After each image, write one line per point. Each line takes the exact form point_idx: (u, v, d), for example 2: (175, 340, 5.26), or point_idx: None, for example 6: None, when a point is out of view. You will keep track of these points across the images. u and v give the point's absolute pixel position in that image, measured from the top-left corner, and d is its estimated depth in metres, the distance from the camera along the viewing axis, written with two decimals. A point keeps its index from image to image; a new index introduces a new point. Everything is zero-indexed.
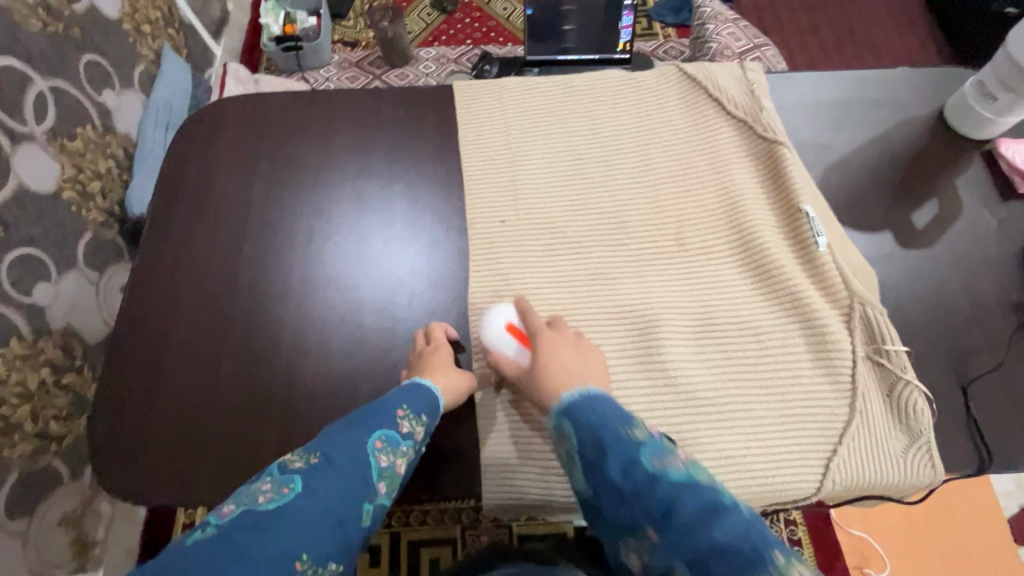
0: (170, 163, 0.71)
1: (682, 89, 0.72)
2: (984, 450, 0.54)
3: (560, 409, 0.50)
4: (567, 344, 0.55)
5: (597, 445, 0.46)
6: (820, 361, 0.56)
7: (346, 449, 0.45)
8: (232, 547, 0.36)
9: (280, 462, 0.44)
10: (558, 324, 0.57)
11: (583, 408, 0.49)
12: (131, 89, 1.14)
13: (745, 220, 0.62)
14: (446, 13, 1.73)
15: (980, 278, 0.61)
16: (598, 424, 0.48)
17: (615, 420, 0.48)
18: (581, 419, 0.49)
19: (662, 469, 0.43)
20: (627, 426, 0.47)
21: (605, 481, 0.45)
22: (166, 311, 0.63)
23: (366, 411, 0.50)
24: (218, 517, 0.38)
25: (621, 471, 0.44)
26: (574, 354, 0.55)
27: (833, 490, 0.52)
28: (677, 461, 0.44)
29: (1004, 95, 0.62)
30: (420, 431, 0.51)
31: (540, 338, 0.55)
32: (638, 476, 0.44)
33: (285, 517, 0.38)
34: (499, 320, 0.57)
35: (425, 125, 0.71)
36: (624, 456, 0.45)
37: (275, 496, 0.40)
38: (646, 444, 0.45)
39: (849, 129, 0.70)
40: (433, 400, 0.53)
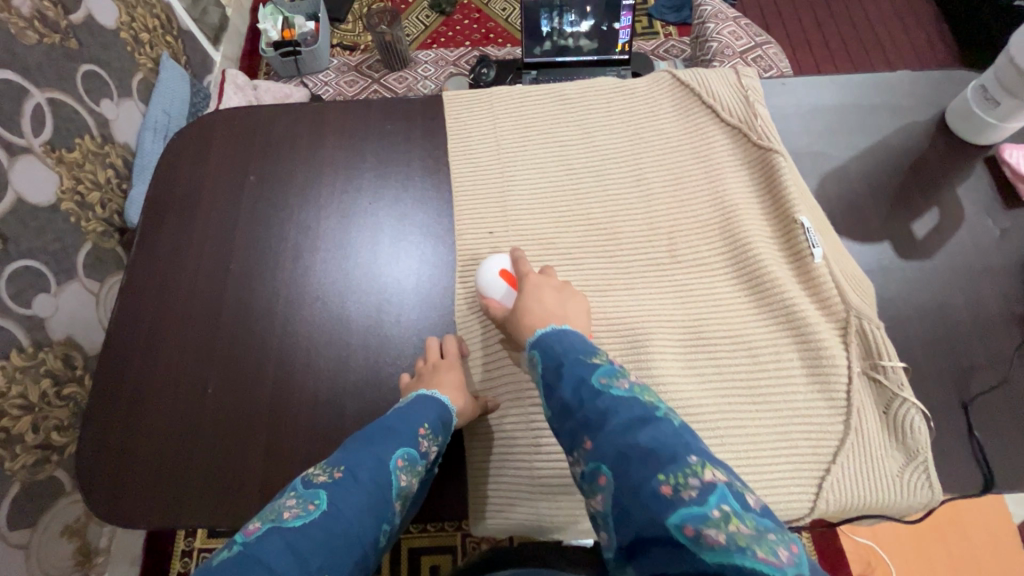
0: (161, 178, 0.71)
1: (674, 95, 0.70)
2: (987, 471, 0.52)
3: (533, 342, 0.51)
4: (551, 288, 0.56)
5: (557, 370, 0.47)
6: (814, 376, 0.55)
7: (368, 466, 0.47)
8: (257, 563, 0.38)
9: (305, 477, 0.46)
10: (547, 272, 0.58)
11: (551, 341, 0.50)
12: (130, 98, 1.14)
13: (737, 230, 0.61)
14: (444, 15, 1.72)
15: (982, 289, 0.60)
16: (562, 352, 0.49)
17: (578, 349, 0.49)
18: (549, 348, 0.49)
19: (608, 386, 0.45)
20: (586, 353, 0.48)
21: (556, 399, 0.46)
22: (156, 329, 0.63)
23: (390, 423, 0.50)
24: (245, 535, 0.41)
25: (573, 389, 0.45)
26: (555, 296, 0.55)
27: (827, 511, 0.51)
28: (625, 382, 0.45)
29: (1007, 100, 0.60)
30: (435, 450, 0.51)
31: (526, 281, 0.56)
32: (585, 392, 0.45)
33: (308, 537, 0.40)
34: (493, 266, 0.59)
35: (414, 137, 0.70)
36: (575, 377, 0.46)
37: (301, 513, 0.42)
38: (601, 367, 0.47)
39: (847, 135, 0.69)
40: (446, 416, 0.53)
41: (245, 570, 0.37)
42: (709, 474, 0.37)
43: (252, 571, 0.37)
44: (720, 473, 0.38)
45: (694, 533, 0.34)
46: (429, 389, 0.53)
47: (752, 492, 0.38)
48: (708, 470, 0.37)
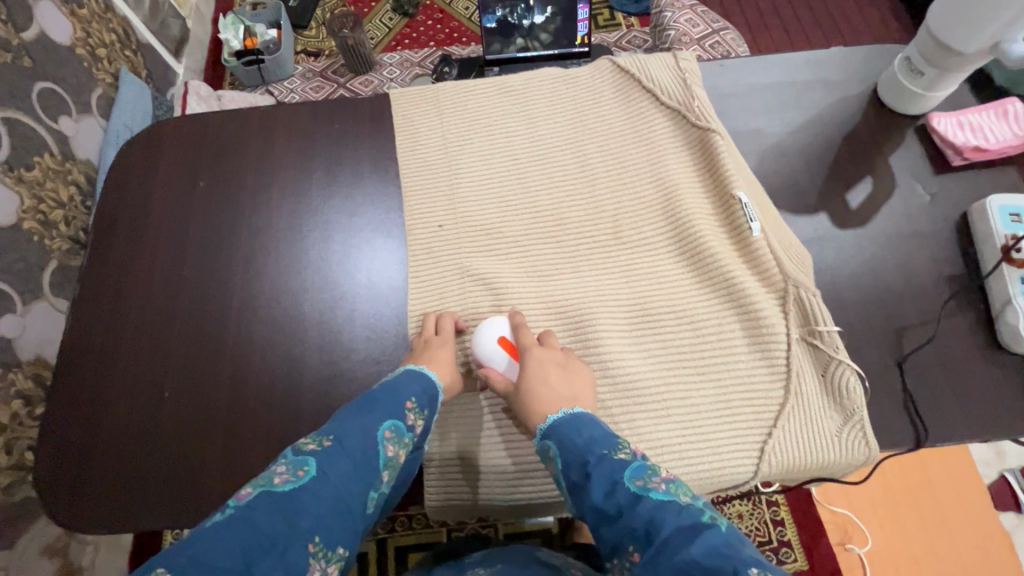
0: (115, 190, 0.71)
1: (616, 83, 0.72)
2: (920, 425, 0.54)
3: (545, 431, 0.52)
4: (555, 363, 0.55)
5: (583, 468, 0.48)
6: (756, 345, 0.56)
7: (357, 436, 0.47)
8: (253, 523, 0.38)
9: (294, 444, 0.46)
10: (547, 340, 0.57)
11: (567, 432, 0.51)
12: (91, 115, 1.13)
13: (679, 209, 0.63)
14: (407, 17, 1.73)
15: (915, 253, 0.62)
16: (585, 447, 0.49)
17: (602, 443, 0.49)
18: (568, 443, 0.50)
19: (645, 489, 0.45)
20: (613, 448, 0.49)
21: (593, 507, 0.46)
22: (114, 339, 0.63)
23: (378, 397, 0.51)
24: (236, 500, 0.40)
25: (606, 494, 0.46)
26: (560, 374, 0.54)
27: (770, 473, 0.52)
28: (660, 482, 0.45)
29: (929, 69, 0.63)
30: (422, 424, 0.52)
31: (527, 354, 0.55)
32: (621, 498, 0.45)
33: (300, 500, 0.41)
34: (490, 334, 0.57)
35: (362, 135, 0.71)
36: (606, 479, 0.47)
37: (291, 478, 0.42)
38: (630, 465, 0.47)
39: (784, 112, 0.71)
40: (432, 391, 0.53)
41: (239, 531, 0.37)
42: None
43: (245, 531, 0.37)
44: None
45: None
46: (418, 365, 0.54)
47: None
48: None
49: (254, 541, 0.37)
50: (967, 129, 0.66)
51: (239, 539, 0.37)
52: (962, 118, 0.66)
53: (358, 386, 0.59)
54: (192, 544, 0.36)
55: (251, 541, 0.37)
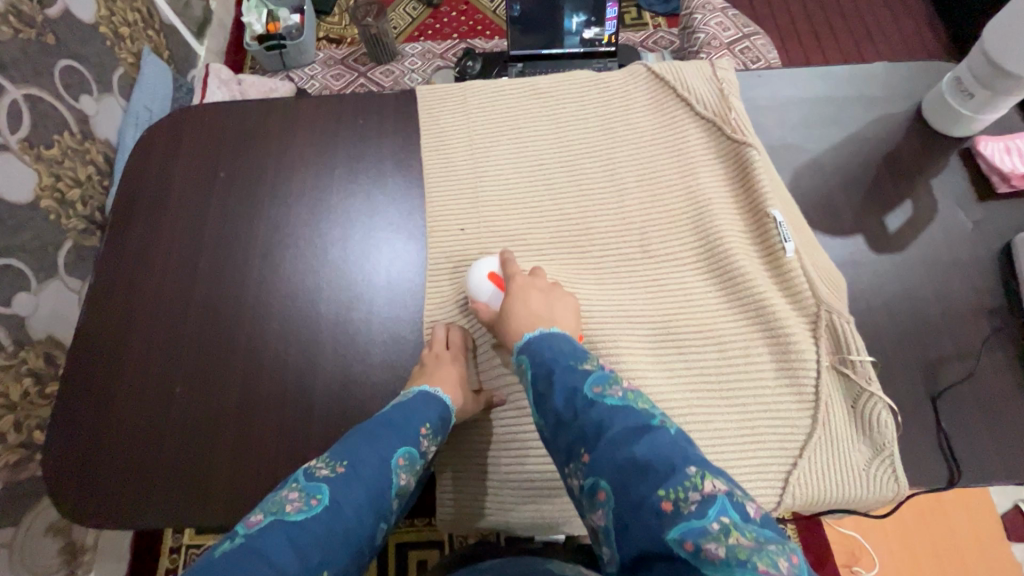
0: (134, 174, 0.70)
1: (649, 89, 0.69)
2: (955, 465, 0.52)
3: (521, 347, 0.51)
4: (537, 289, 0.55)
5: (547, 378, 0.46)
6: (783, 369, 0.54)
7: (372, 462, 0.45)
8: (262, 556, 0.37)
9: (306, 468, 0.45)
10: (537, 274, 0.57)
11: (539, 346, 0.49)
12: (111, 94, 1.12)
13: (709, 224, 0.61)
14: (431, 7, 1.70)
15: (954, 283, 0.60)
16: (551, 359, 0.47)
17: (567, 355, 0.48)
18: (536, 354, 0.49)
19: (602, 395, 0.43)
20: (578, 360, 0.47)
21: (549, 411, 0.44)
22: (128, 327, 0.63)
23: (393, 419, 0.49)
24: (247, 527, 0.40)
25: (565, 399, 0.44)
26: (541, 298, 0.55)
27: (794, 505, 0.51)
28: (618, 389, 0.44)
29: (981, 91, 0.60)
30: (434, 449, 0.51)
31: (513, 283, 0.56)
32: (579, 401, 0.43)
33: (311, 533, 0.40)
34: (481, 269, 0.58)
35: (385, 131, 0.70)
36: (567, 386, 0.44)
37: (303, 507, 0.41)
38: (592, 373, 0.45)
39: (822, 128, 0.68)
40: (445, 416, 0.52)
41: (245, 566, 0.37)
42: (709, 485, 0.35)
43: (254, 566, 0.37)
44: (721, 483, 0.36)
45: (694, 549, 0.33)
46: (433, 387, 0.53)
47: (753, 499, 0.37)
48: (707, 481, 0.36)
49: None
50: (1016, 155, 0.63)
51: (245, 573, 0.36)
52: (1010, 143, 0.63)
53: (372, 391, 0.57)
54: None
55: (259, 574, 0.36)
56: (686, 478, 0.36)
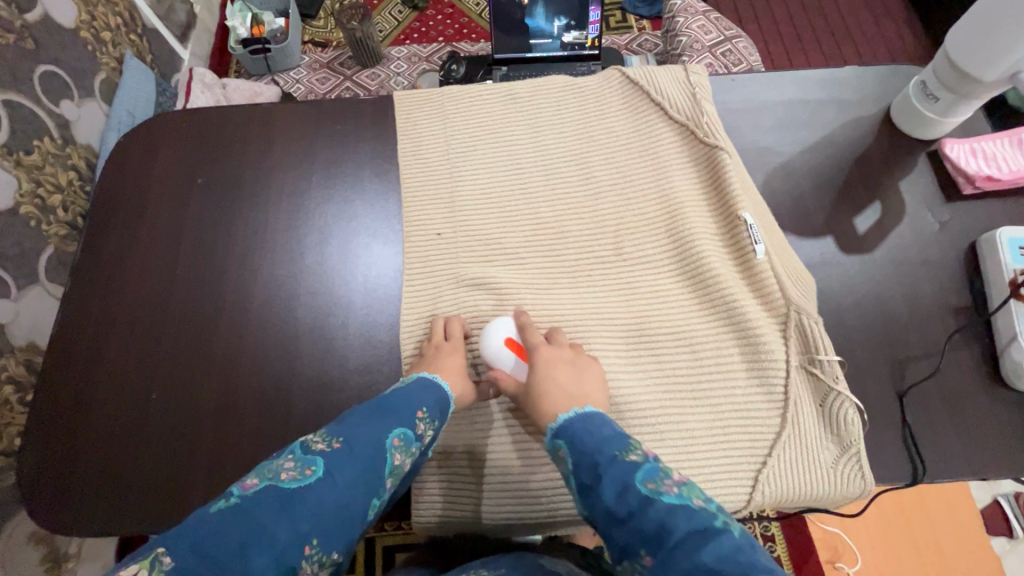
0: (111, 180, 0.70)
1: (624, 94, 0.70)
2: (919, 461, 0.53)
3: (556, 430, 0.51)
4: (563, 361, 0.54)
5: (593, 469, 0.46)
6: (754, 369, 0.55)
7: (366, 440, 0.47)
8: (256, 517, 0.39)
9: (303, 442, 0.46)
10: (556, 338, 0.56)
11: (578, 430, 0.49)
12: (93, 99, 1.12)
13: (682, 228, 0.62)
14: (417, 11, 1.70)
15: (921, 282, 0.61)
16: (595, 448, 0.48)
17: (611, 443, 0.48)
18: (577, 441, 0.49)
19: (657, 492, 0.44)
20: (623, 449, 0.47)
21: (600, 507, 0.45)
22: (105, 334, 0.63)
23: (391, 402, 0.50)
24: (242, 489, 0.41)
25: (617, 495, 0.44)
26: (570, 372, 0.53)
27: (763, 502, 0.52)
28: (672, 485, 0.44)
29: (945, 95, 0.61)
30: (431, 434, 0.51)
31: (537, 355, 0.54)
32: (633, 499, 0.44)
33: (301, 503, 0.41)
34: (496, 336, 0.56)
35: (363, 136, 0.70)
36: (617, 480, 0.45)
37: (297, 477, 0.43)
38: (640, 467, 0.46)
39: (794, 131, 0.69)
40: (444, 401, 0.53)
41: (238, 527, 0.38)
42: None
43: (243, 528, 0.38)
44: None
45: None
46: (432, 373, 0.54)
47: None
48: None
49: (254, 536, 0.38)
50: (980, 157, 0.64)
51: (239, 534, 0.38)
52: (975, 145, 0.65)
53: (349, 395, 0.58)
54: (191, 534, 0.37)
55: (250, 535, 0.38)
56: None
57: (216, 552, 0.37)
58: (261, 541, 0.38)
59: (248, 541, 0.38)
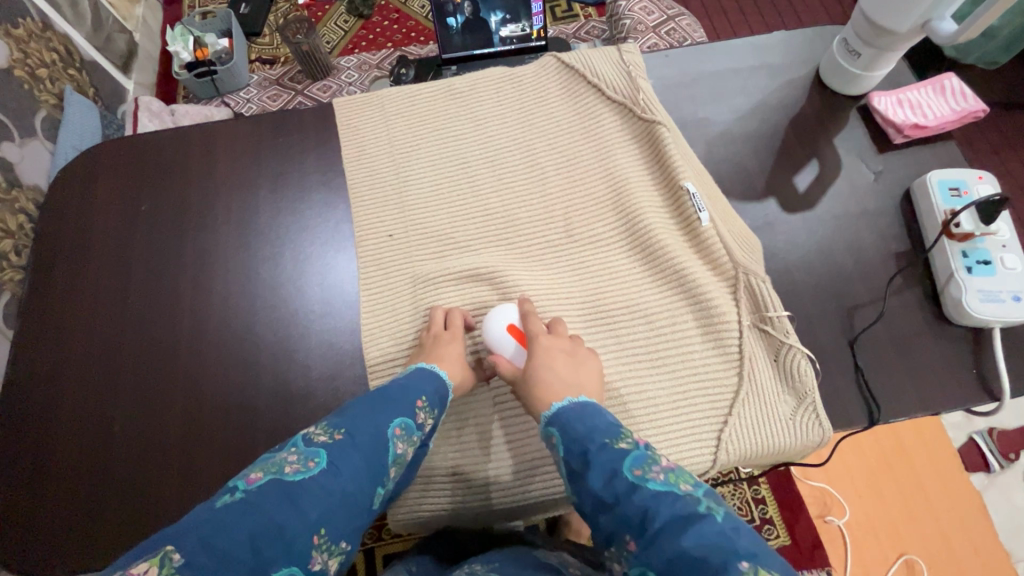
0: (53, 217, 0.69)
1: (561, 78, 0.71)
2: (873, 402, 0.55)
3: (549, 418, 0.50)
4: (563, 352, 0.54)
5: (582, 456, 0.46)
6: (708, 333, 0.57)
7: (368, 431, 0.46)
8: (264, 512, 0.37)
9: (305, 434, 0.44)
10: (557, 328, 0.56)
11: (570, 419, 0.49)
12: (36, 138, 1.09)
13: (629, 204, 0.63)
14: (363, 19, 1.69)
15: (862, 232, 0.63)
16: (585, 435, 0.47)
17: (601, 430, 0.47)
18: (569, 428, 0.48)
19: (644, 480, 0.43)
20: (613, 437, 0.47)
21: (587, 492, 0.45)
22: (61, 372, 0.62)
23: (390, 394, 0.50)
24: (246, 482, 0.39)
25: (603, 482, 0.44)
26: (567, 363, 0.53)
27: (728, 461, 0.53)
28: (658, 471, 0.43)
29: (866, 49, 0.63)
30: (431, 423, 0.52)
31: (537, 344, 0.54)
32: (620, 487, 0.43)
33: (310, 492, 0.40)
34: (499, 323, 0.56)
35: (306, 146, 0.70)
36: (606, 468, 0.45)
37: (303, 468, 0.41)
38: (629, 454, 0.45)
39: (729, 100, 0.71)
40: (443, 390, 0.53)
41: (250, 520, 0.36)
42: None
43: (254, 518, 0.37)
44: None
45: None
46: (429, 363, 0.54)
47: None
48: None
49: (263, 529, 0.37)
50: (906, 107, 0.67)
51: (250, 525, 0.36)
52: (901, 95, 0.67)
53: (316, 405, 0.58)
54: (199, 527, 0.35)
55: (261, 527, 0.37)
56: None
57: (225, 545, 0.35)
58: (273, 532, 0.37)
59: (260, 535, 0.36)
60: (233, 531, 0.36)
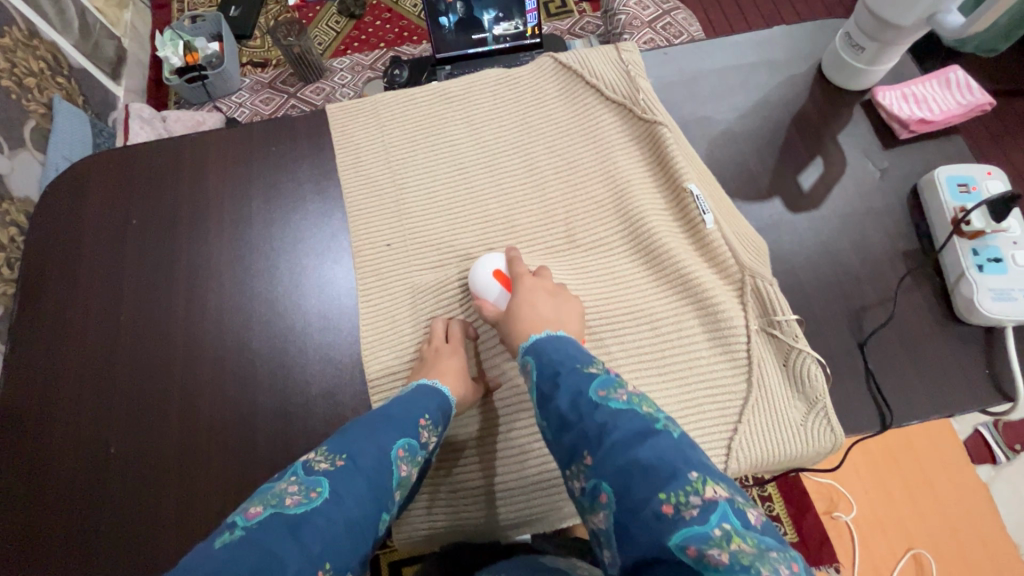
0: (42, 232, 0.67)
1: (559, 79, 0.70)
2: (885, 405, 0.54)
3: (527, 347, 0.51)
4: (546, 292, 0.55)
5: (553, 379, 0.48)
6: (715, 339, 0.56)
7: (370, 454, 0.45)
8: (263, 549, 0.36)
9: (305, 461, 0.44)
10: (542, 273, 0.57)
11: (545, 346, 0.50)
12: (25, 149, 1.07)
13: (631, 207, 0.61)
14: (355, 19, 1.67)
15: (869, 231, 0.62)
16: (557, 360, 0.49)
17: (572, 357, 0.49)
18: (542, 354, 0.50)
19: (607, 400, 0.45)
20: (584, 362, 0.49)
21: (552, 412, 0.47)
22: (54, 392, 0.60)
23: (391, 413, 0.49)
24: (246, 518, 0.38)
25: (569, 402, 0.46)
26: (549, 301, 0.54)
27: (739, 470, 0.52)
28: (623, 394, 0.46)
29: (869, 44, 0.62)
30: (435, 441, 0.50)
31: (521, 284, 0.55)
32: (584, 404, 0.45)
33: (312, 524, 0.38)
34: (487, 267, 0.57)
35: (299, 154, 0.68)
36: (573, 390, 0.46)
37: (304, 499, 0.40)
38: (597, 378, 0.47)
39: (730, 98, 0.70)
40: (445, 407, 0.52)
41: (250, 558, 0.35)
42: (710, 491, 0.38)
43: (255, 555, 0.35)
44: (721, 489, 0.39)
45: (698, 555, 0.35)
46: (431, 379, 0.53)
47: (753, 507, 0.40)
48: (709, 488, 0.38)
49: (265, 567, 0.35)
50: (911, 101, 0.66)
51: (251, 563, 0.35)
52: (906, 90, 0.66)
53: (316, 421, 0.56)
54: (198, 569, 0.34)
55: (263, 565, 0.35)
56: (689, 484, 0.38)
57: None
58: (275, 570, 0.35)
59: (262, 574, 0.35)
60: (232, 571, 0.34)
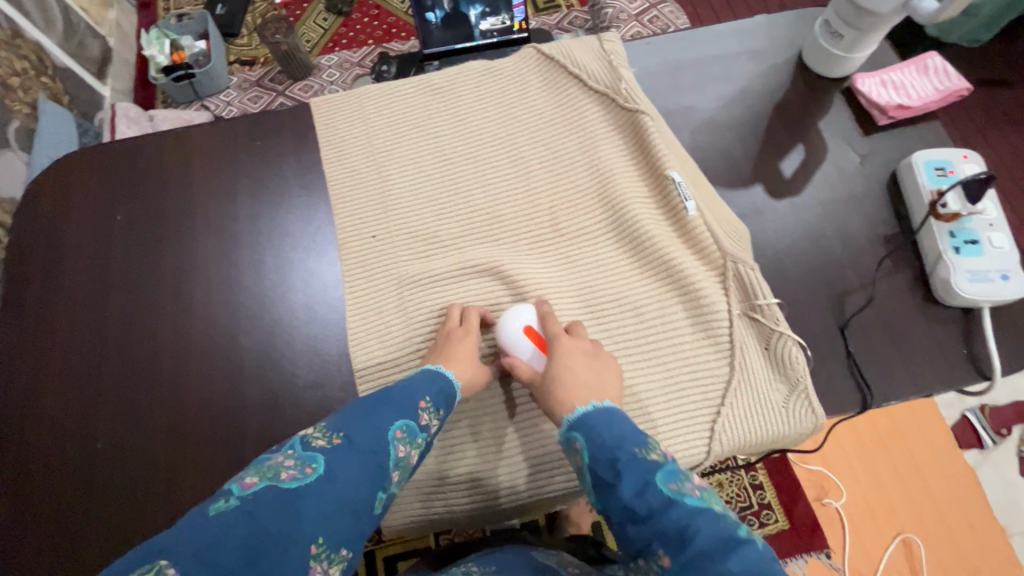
0: (25, 230, 0.67)
1: (542, 70, 0.70)
2: (865, 386, 0.55)
3: (574, 422, 0.48)
4: (582, 353, 0.52)
5: (613, 466, 0.44)
6: (698, 323, 0.56)
7: (369, 432, 0.45)
8: (254, 522, 0.36)
9: (302, 437, 0.43)
10: (575, 330, 0.55)
11: (598, 424, 0.47)
12: (9, 149, 1.06)
13: (615, 195, 0.62)
14: (343, 16, 1.66)
15: (850, 216, 0.63)
16: (614, 445, 0.45)
17: (630, 440, 0.46)
18: (596, 437, 0.46)
19: (680, 494, 0.42)
20: (643, 446, 0.45)
21: (617, 504, 0.43)
22: (39, 389, 0.60)
23: (391, 395, 0.49)
24: (241, 489, 0.38)
25: (635, 493, 0.42)
26: (589, 365, 0.52)
27: (722, 452, 0.52)
28: (694, 488, 0.43)
29: (847, 31, 0.63)
30: (436, 424, 0.50)
31: (558, 348, 0.52)
32: (654, 499, 0.42)
33: (306, 499, 0.38)
34: (517, 324, 0.55)
35: (284, 147, 0.68)
36: (638, 479, 0.43)
37: (299, 474, 0.40)
38: (662, 467, 0.44)
39: (713, 87, 0.70)
40: (446, 391, 0.52)
41: (242, 531, 0.35)
42: None
43: (247, 527, 0.36)
44: None
45: None
46: (435, 364, 0.53)
47: None
48: None
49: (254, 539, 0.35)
50: (890, 88, 0.66)
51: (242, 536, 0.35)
52: (885, 77, 0.67)
53: (303, 412, 0.57)
54: (190, 540, 0.35)
55: (253, 537, 0.35)
56: None
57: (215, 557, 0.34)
58: (265, 541, 0.36)
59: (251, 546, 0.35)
60: (222, 544, 0.35)
